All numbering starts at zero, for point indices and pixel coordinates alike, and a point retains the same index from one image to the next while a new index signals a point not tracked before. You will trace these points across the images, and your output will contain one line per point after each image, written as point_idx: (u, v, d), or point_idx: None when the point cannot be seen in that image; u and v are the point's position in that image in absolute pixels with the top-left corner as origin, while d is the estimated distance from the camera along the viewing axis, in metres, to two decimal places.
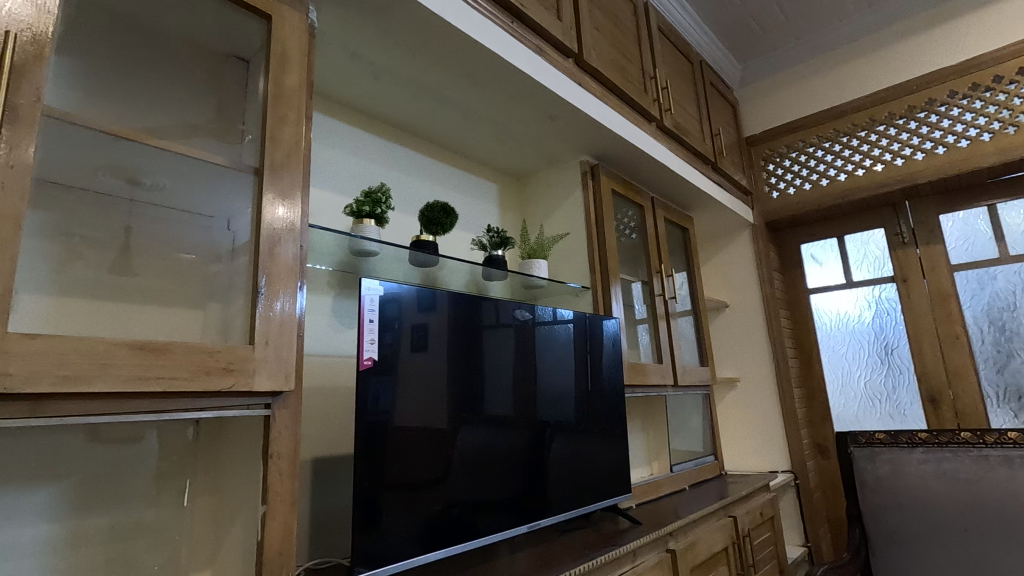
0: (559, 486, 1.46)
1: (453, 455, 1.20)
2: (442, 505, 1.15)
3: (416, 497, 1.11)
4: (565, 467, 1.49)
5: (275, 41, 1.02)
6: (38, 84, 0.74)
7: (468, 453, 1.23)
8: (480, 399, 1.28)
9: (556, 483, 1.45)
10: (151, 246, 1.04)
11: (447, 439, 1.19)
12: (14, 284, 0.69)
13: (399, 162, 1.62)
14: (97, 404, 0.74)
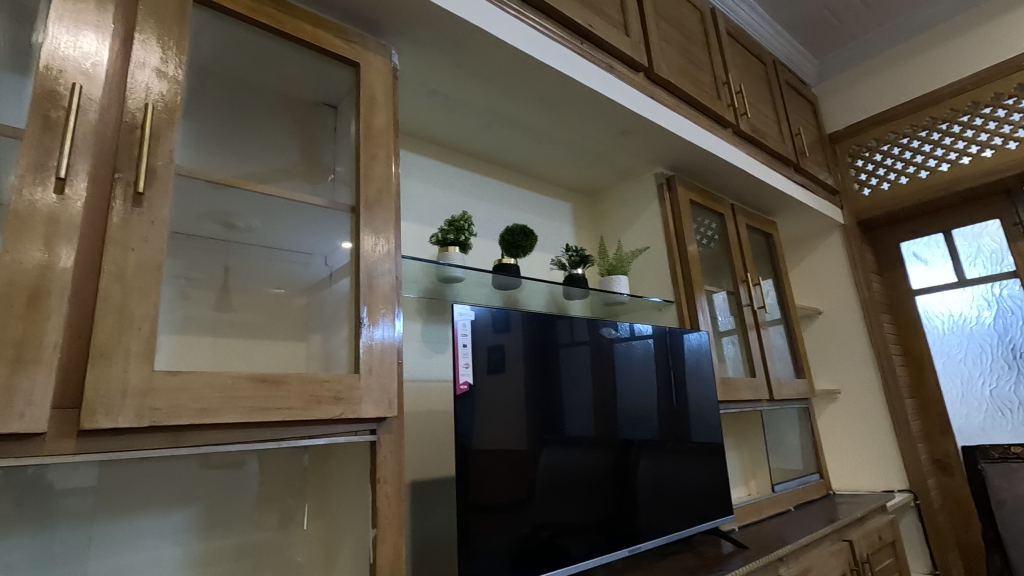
0: (651, 508, 1.42)
1: (536, 478, 1.19)
2: (532, 529, 1.15)
3: (506, 520, 1.11)
4: (654, 488, 1.44)
5: (363, 86, 1.09)
6: (171, 146, 0.83)
7: (552, 475, 1.22)
8: (561, 420, 1.27)
9: (647, 505, 1.41)
10: (245, 283, 1.11)
11: (529, 461, 1.19)
12: (158, 327, 0.77)
13: (477, 189, 1.66)
14: (227, 434, 0.80)
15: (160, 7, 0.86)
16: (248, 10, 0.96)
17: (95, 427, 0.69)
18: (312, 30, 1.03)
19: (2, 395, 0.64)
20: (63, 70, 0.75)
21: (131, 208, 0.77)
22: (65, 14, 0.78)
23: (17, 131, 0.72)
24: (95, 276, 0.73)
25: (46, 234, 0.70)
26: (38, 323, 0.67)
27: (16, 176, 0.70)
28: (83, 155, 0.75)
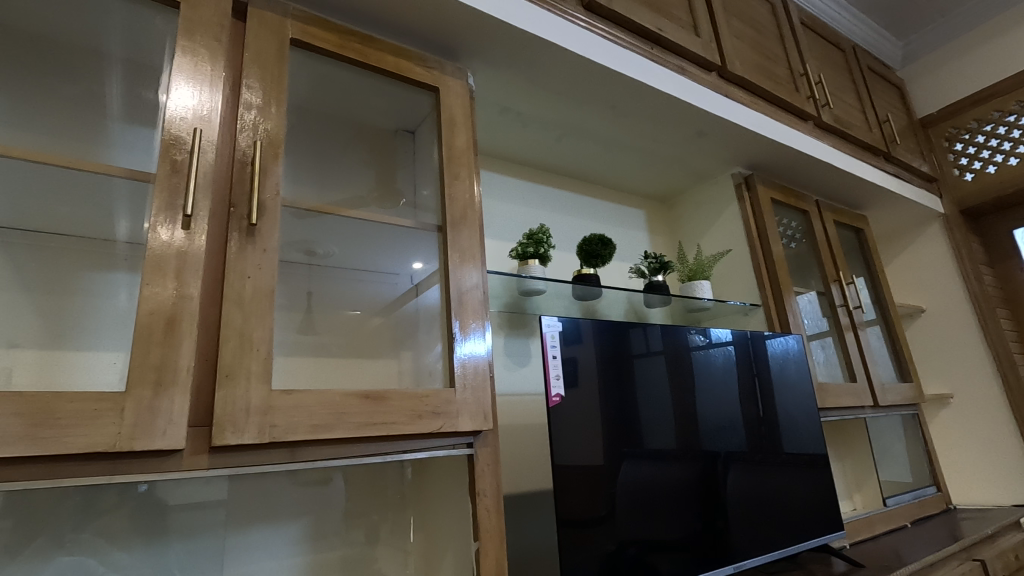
0: (746, 524, 1.35)
1: (617, 493, 1.15)
2: (617, 545, 1.11)
3: (592, 535, 1.08)
4: (748, 502, 1.37)
5: (443, 109, 1.13)
6: (276, 179, 0.89)
7: (634, 489, 1.18)
8: (639, 432, 1.23)
9: (739, 520, 1.34)
10: (325, 308, 1.10)
11: (609, 476, 1.15)
12: (273, 348, 0.82)
13: (551, 202, 1.67)
14: (338, 449, 0.84)
15: (261, 52, 0.93)
16: (336, 47, 1.02)
17: (224, 444, 0.74)
18: (394, 61, 1.09)
19: (147, 415, 0.70)
20: (185, 117, 0.83)
21: (246, 238, 0.83)
22: (184, 66, 0.85)
23: (151, 177, 0.80)
24: (217, 303, 0.79)
25: (178, 267, 0.76)
26: (174, 348, 0.73)
27: (152, 217, 0.77)
28: (205, 193, 0.81)
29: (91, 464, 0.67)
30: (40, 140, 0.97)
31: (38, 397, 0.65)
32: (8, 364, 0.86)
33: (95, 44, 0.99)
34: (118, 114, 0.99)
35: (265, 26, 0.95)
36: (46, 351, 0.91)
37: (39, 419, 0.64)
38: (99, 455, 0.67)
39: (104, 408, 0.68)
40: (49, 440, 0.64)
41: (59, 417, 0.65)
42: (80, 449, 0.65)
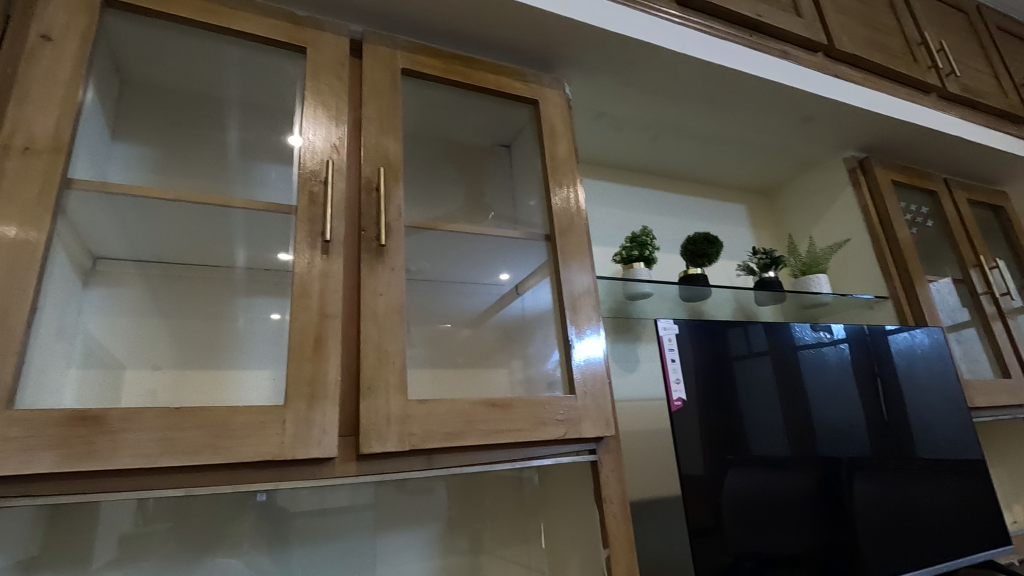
0: (880, 537, 1.23)
1: (722, 503, 1.07)
2: (734, 558, 1.05)
3: (701, 547, 1.03)
4: (879, 513, 1.26)
5: (544, 120, 1.14)
6: (398, 202, 0.95)
7: (735, 501, 1.09)
8: (743, 438, 1.15)
9: (869, 533, 1.23)
10: (419, 319, 1.02)
11: (716, 484, 1.08)
12: (406, 361, 0.87)
13: (648, 204, 1.64)
14: (470, 456, 0.87)
15: (378, 84, 1.00)
16: (442, 71, 1.07)
17: (370, 451, 0.79)
18: (495, 79, 1.12)
19: (305, 426, 0.76)
20: (318, 151, 0.91)
21: (375, 259, 0.89)
22: (314, 105, 0.93)
23: (293, 209, 0.88)
24: (355, 321, 0.85)
25: (320, 289, 0.83)
26: (323, 363, 0.80)
27: (297, 245, 0.85)
28: (339, 220, 0.88)
29: (259, 472, 0.74)
30: (175, 177, 1.06)
31: (216, 411, 0.73)
32: (155, 386, 0.97)
33: (218, 90, 1.09)
34: (241, 152, 1.09)
35: (379, 60, 1.01)
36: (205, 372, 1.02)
37: (217, 431, 0.71)
38: (267, 463, 0.74)
39: (269, 420, 0.74)
40: (227, 449, 0.71)
41: (234, 429, 0.72)
42: (251, 458, 0.72)
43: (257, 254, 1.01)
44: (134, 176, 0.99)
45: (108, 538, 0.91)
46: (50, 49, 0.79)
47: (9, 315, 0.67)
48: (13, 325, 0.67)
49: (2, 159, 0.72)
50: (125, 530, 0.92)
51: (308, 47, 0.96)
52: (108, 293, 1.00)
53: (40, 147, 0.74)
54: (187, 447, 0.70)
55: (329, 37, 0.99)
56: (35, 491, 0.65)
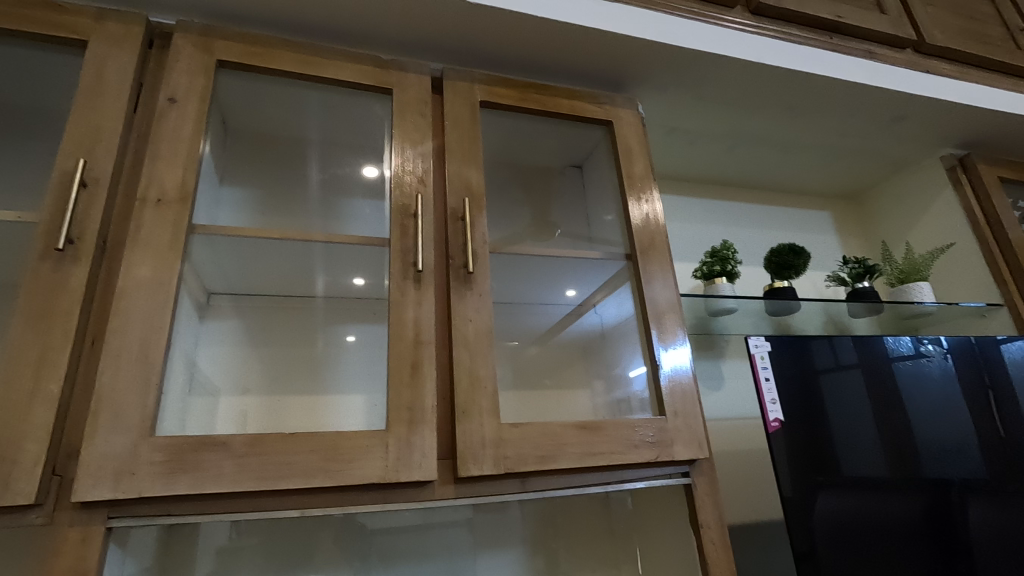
0: (1005, 569, 1.12)
1: (817, 528, 1.01)
2: None
3: None
4: (1001, 542, 1.14)
5: (619, 140, 1.15)
6: (482, 228, 0.98)
7: (830, 527, 1.02)
8: (834, 458, 1.08)
9: (991, 564, 1.11)
10: (509, 338, 1.02)
11: (810, 509, 1.02)
12: (497, 384, 0.89)
13: (725, 216, 1.60)
14: (562, 479, 0.87)
15: (459, 118, 1.04)
16: (518, 100, 1.10)
17: (468, 475, 0.81)
18: (569, 103, 1.14)
19: (406, 449, 0.79)
20: (406, 186, 0.96)
21: (464, 285, 0.92)
22: (400, 142, 0.98)
23: (387, 241, 0.94)
24: (447, 347, 0.89)
25: (415, 317, 0.87)
26: (420, 388, 0.83)
27: (392, 275, 0.90)
28: (429, 249, 0.92)
29: (366, 493, 0.78)
30: (268, 206, 1.10)
31: (326, 437, 0.77)
32: (245, 405, 0.99)
33: (299, 131, 1.15)
34: (322, 187, 1.14)
35: (459, 95, 1.06)
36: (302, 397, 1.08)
37: (328, 455, 0.76)
38: (372, 486, 0.78)
39: (373, 444, 0.78)
40: (337, 472, 0.75)
41: (343, 453, 0.76)
42: (359, 481, 0.76)
43: (338, 283, 1.08)
44: (245, 213, 1.04)
45: (206, 554, 0.95)
46: (175, 109, 0.88)
47: (149, 350, 0.74)
48: (153, 359, 0.74)
49: (141, 211, 0.81)
50: (222, 544, 0.96)
51: (393, 88, 1.02)
52: (216, 328, 1.04)
53: (170, 198, 0.83)
54: (302, 470, 0.74)
55: (412, 77, 1.04)
56: (173, 510, 0.71)
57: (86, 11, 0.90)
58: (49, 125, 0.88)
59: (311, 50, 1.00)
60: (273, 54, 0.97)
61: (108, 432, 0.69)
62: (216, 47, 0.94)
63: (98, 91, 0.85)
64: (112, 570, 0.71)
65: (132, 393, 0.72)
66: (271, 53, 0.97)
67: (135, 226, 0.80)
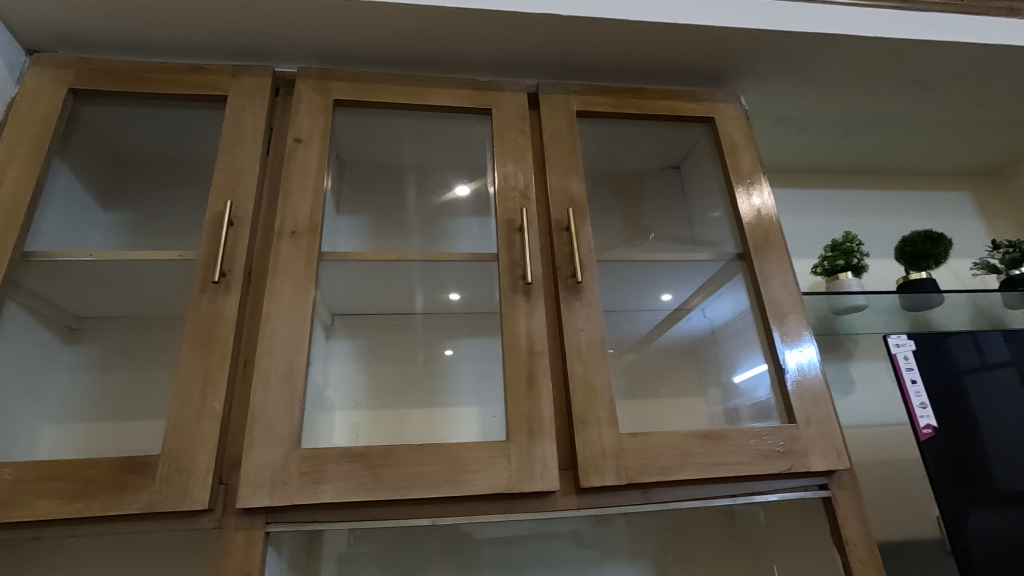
0: None
1: (974, 550, 0.89)
2: None
3: None
4: None
5: (723, 136, 1.10)
6: (587, 237, 0.98)
7: (992, 545, 0.90)
8: (988, 469, 0.95)
9: None
10: (624, 346, 1.00)
11: (965, 527, 0.90)
12: (613, 394, 0.87)
13: (843, 207, 1.48)
14: (687, 490, 0.84)
15: (556, 130, 1.05)
16: (614, 106, 1.09)
17: (590, 485, 0.80)
18: (666, 103, 1.12)
19: (528, 460, 0.80)
20: (509, 201, 0.98)
21: (573, 295, 0.92)
22: (502, 160, 1.01)
23: (495, 256, 0.96)
24: (561, 358, 0.89)
25: (527, 329, 0.89)
26: (536, 400, 0.84)
27: (504, 288, 0.92)
28: (536, 261, 0.94)
29: (491, 503, 0.80)
30: (372, 234, 1.09)
31: (451, 448, 0.80)
32: (358, 419, 0.94)
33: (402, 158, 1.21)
34: (422, 211, 1.14)
35: (555, 107, 1.07)
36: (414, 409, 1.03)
37: (454, 466, 0.78)
38: (497, 496, 0.79)
39: (496, 455, 0.80)
40: (464, 482, 0.78)
41: (468, 463, 0.79)
42: (485, 491, 0.78)
43: (444, 297, 1.07)
44: (355, 236, 1.05)
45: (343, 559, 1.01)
46: (301, 149, 0.96)
47: (292, 370, 0.81)
48: (296, 378, 0.81)
49: (279, 243, 0.89)
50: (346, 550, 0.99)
51: (492, 107, 1.06)
52: (339, 349, 1.02)
53: (301, 230, 0.91)
54: (431, 480, 0.77)
55: (509, 96, 1.07)
56: (320, 517, 0.77)
57: (225, 70, 1.01)
58: (199, 173, 1.00)
59: (415, 81, 1.06)
60: (382, 89, 1.04)
61: (263, 445, 0.76)
62: (332, 88, 1.02)
63: (237, 139, 0.96)
64: (272, 571, 0.78)
65: (281, 409, 0.79)
66: (379, 88, 1.04)
67: (274, 258, 0.88)
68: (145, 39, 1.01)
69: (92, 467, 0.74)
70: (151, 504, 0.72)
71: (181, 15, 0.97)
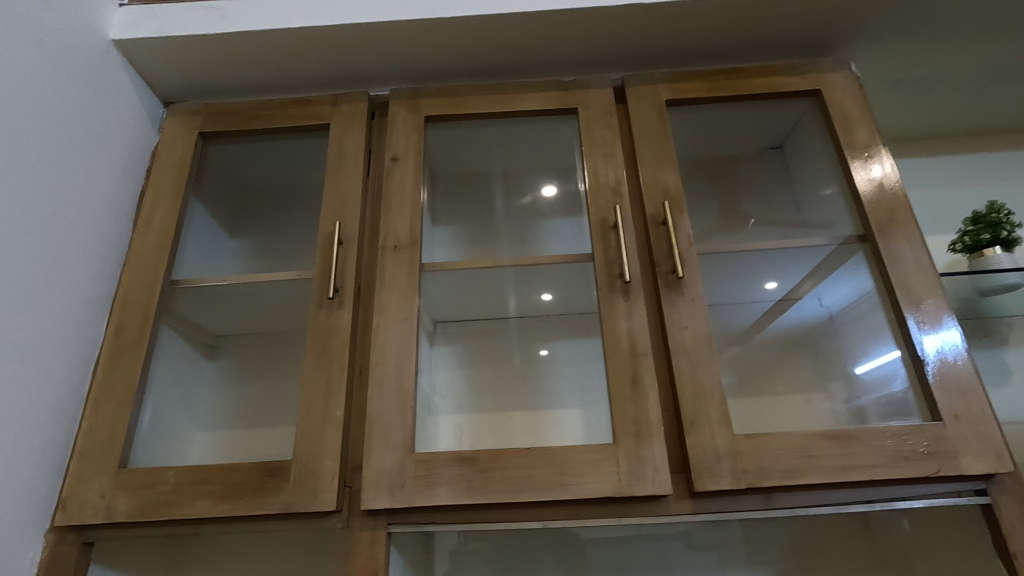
0: None
1: None
2: None
3: None
4: None
5: (833, 109, 1.01)
6: (686, 231, 0.94)
7: None
8: None
9: None
10: (732, 341, 0.94)
11: None
12: (725, 393, 0.83)
13: (983, 173, 1.30)
14: (817, 496, 0.78)
15: (646, 122, 1.02)
16: (707, 90, 1.04)
17: (706, 489, 0.77)
18: (765, 80, 1.04)
19: (637, 463, 0.78)
20: (601, 199, 0.96)
21: (674, 291, 0.89)
22: (590, 157, 1.00)
23: (591, 256, 0.95)
24: (665, 357, 0.86)
25: (628, 329, 0.87)
26: (642, 401, 0.82)
27: (601, 288, 0.91)
28: (633, 258, 0.92)
29: (602, 507, 0.79)
30: (466, 241, 1.11)
31: (558, 451, 0.80)
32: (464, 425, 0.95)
33: None
34: (512, 215, 1.15)
35: (643, 98, 1.04)
36: (518, 413, 1.01)
37: (562, 469, 0.78)
38: (608, 499, 0.78)
39: (604, 458, 0.79)
40: (573, 486, 0.77)
41: (576, 466, 0.78)
42: (596, 495, 0.77)
43: (539, 300, 1.07)
44: (451, 245, 1.09)
45: None
46: (398, 166, 1.01)
47: (403, 377, 0.85)
48: (406, 385, 0.85)
49: (384, 258, 0.94)
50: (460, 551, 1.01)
51: (578, 106, 1.05)
52: (442, 355, 1.03)
53: (403, 244, 0.95)
54: (540, 483, 0.78)
55: (595, 93, 1.06)
56: (436, 518, 0.80)
57: (326, 99, 1.09)
58: (309, 198, 1.08)
59: (501, 89, 1.07)
60: (470, 100, 1.06)
61: (381, 450, 0.81)
62: (423, 105, 1.06)
63: (341, 163, 1.02)
64: (395, 569, 0.82)
65: (395, 415, 0.83)
66: (467, 100, 1.06)
67: (380, 272, 0.93)
68: (258, 80, 1.11)
69: (237, 471, 0.82)
70: (287, 504, 0.79)
71: (286, 55, 1.05)
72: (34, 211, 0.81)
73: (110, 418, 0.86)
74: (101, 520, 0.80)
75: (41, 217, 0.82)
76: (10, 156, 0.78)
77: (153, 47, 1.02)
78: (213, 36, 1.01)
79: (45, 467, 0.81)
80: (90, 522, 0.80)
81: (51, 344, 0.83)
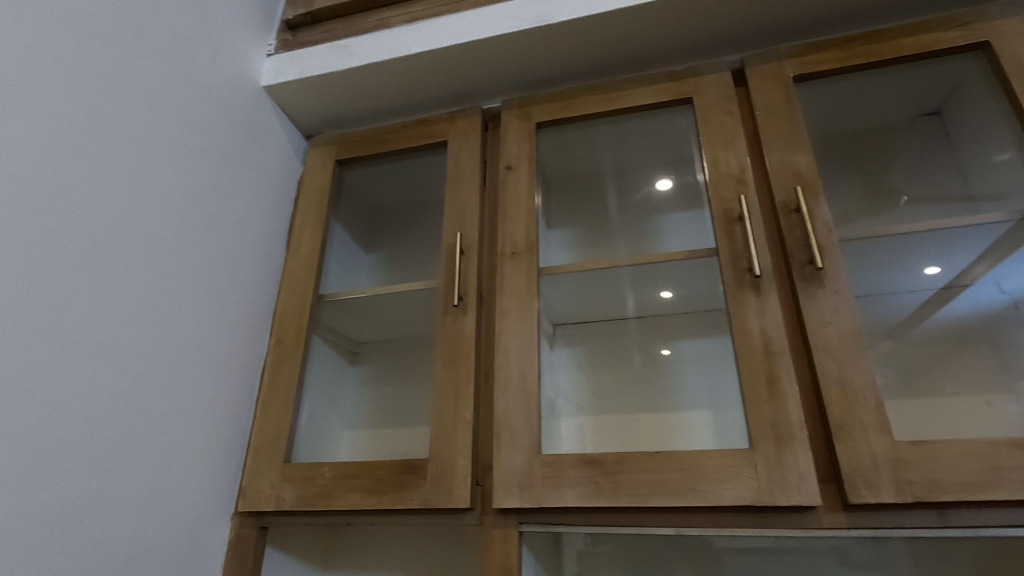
0: None
1: None
2: None
3: None
4: None
5: (1005, 61, 0.87)
6: (824, 217, 0.85)
7: None
8: None
9: None
10: (887, 335, 0.85)
11: None
12: (880, 394, 0.74)
13: None
14: (1009, 515, 0.67)
15: (771, 103, 0.95)
16: (841, 60, 0.94)
17: (863, 501, 0.69)
18: (915, 39, 0.92)
19: (778, 470, 0.73)
20: (723, 190, 0.91)
21: (813, 284, 0.81)
22: (709, 147, 0.95)
23: (714, 251, 0.90)
24: (805, 355, 0.79)
25: (761, 326, 0.81)
26: (781, 404, 0.76)
27: (728, 284, 0.86)
28: (762, 251, 0.86)
29: (740, 516, 0.74)
30: (584, 243, 1.12)
31: (689, 456, 0.77)
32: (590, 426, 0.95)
33: None
34: (629, 213, 1.14)
35: (766, 78, 0.97)
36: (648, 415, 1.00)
37: (694, 474, 0.75)
38: (746, 508, 0.74)
39: (740, 464, 0.74)
40: (707, 492, 0.74)
41: (709, 473, 0.75)
42: (732, 503, 0.73)
43: (659, 299, 1.03)
44: (568, 247, 1.09)
45: None
46: (512, 175, 1.04)
47: (527, 380, 0.88)
48: (530, 387, 0.87)
49: (503, 265, 0.97)
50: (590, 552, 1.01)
51: (693, 95, 1.00)
52: (565, 356, 1.03)
53: (521, 250, 0.97)
54: (671, 489, 0.75)
55: (711, 79, 1.00)
56: (566, 520, 0.81)
57: (443, 117, 1.15)
58: (431, 212, 1.15)
59: (611, 87, 1.06)
60: (580, 102, 1.06)
61: (510, 451, 0.83)
62: (533, 112, 1.08)
63: (459, 175, 1.07)
64: (527, 566, 0.84)
65: (520, 417, 0.85)
66: (578, 102, 1.06)
67: (500, 278, 0.96)
68: (383, 107, 1.20)
69: (382, 467, 0.89)
70: (426, 500, 0.84)
71: (406, 80, 1.13)
72: (210, 242, 0.95)
73: (276, 418, 0.98)
74: (273, 507, 0.91)
75: (216, 247, 0.97)
76: (193, 198, 0.92)
77: (295, 88, 1.15)
78: (343, 72, 1.11)
79: (228, 460, 0.94)
80: (264, 509, 0.92)
81: (227, 355, 0.97)
